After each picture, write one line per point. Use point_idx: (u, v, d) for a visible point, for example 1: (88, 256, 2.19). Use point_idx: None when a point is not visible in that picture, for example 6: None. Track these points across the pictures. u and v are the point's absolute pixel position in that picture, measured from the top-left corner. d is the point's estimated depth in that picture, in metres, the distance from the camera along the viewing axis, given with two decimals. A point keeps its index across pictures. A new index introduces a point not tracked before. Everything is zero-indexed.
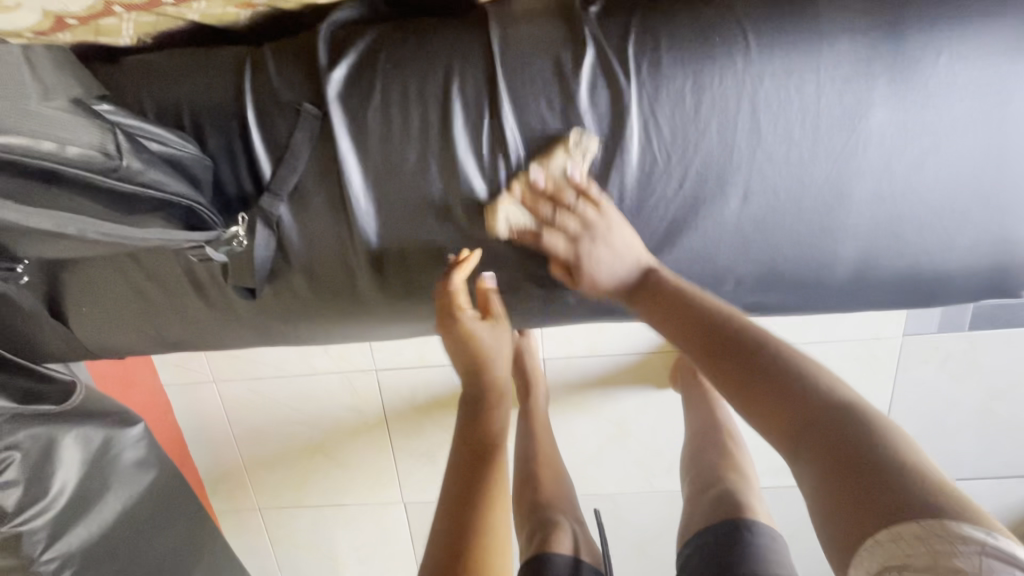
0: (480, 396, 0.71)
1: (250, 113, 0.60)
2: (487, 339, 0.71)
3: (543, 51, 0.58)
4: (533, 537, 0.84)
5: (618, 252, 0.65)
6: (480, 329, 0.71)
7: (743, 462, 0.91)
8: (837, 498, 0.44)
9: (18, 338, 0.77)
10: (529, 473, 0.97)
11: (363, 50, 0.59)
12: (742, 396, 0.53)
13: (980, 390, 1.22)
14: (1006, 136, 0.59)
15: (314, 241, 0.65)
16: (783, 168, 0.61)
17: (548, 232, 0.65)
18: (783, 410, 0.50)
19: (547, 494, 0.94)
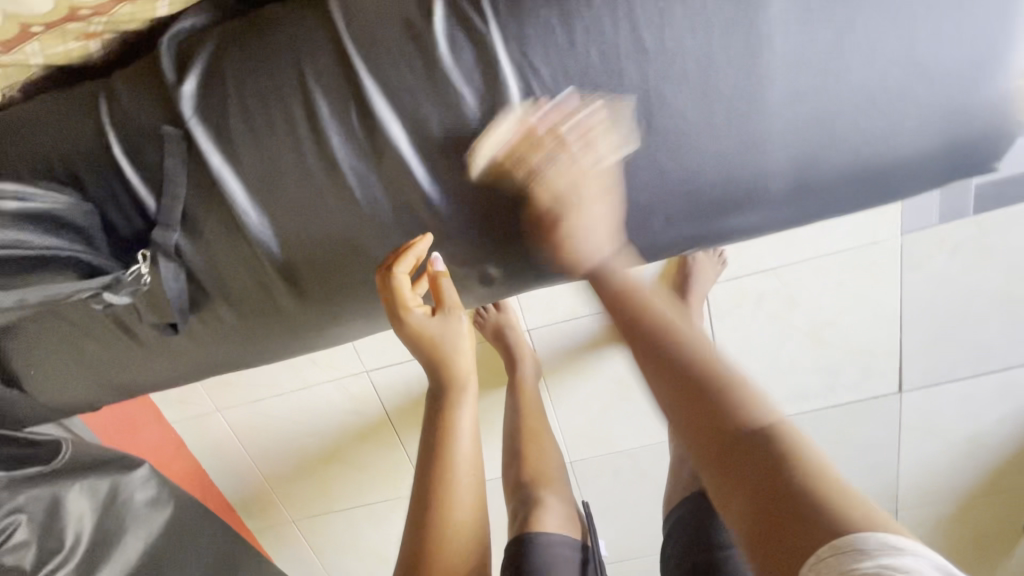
0: (440, 394, 0.69)
1: (117, 148, 0.58)
2: (443, 332, 0.67)
3: (392, 16, 0.54)
4: (515, 517, 0.85)
5: (527, 215, 0.62)
6: (430, 324, 0.66)
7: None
8: (753, 511, 0.45)
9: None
10: (515, 451, 0.95)
11: (209, 56, 0.56)
12: (681, 407, 0.54)
13: (999, 274, 1.13)
14: None
15: (221, 266, 0.64)
16: (683, 84, 0.55)
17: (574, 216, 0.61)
18: (710, 433, 0.51)
19: (531, 471, 0.93)
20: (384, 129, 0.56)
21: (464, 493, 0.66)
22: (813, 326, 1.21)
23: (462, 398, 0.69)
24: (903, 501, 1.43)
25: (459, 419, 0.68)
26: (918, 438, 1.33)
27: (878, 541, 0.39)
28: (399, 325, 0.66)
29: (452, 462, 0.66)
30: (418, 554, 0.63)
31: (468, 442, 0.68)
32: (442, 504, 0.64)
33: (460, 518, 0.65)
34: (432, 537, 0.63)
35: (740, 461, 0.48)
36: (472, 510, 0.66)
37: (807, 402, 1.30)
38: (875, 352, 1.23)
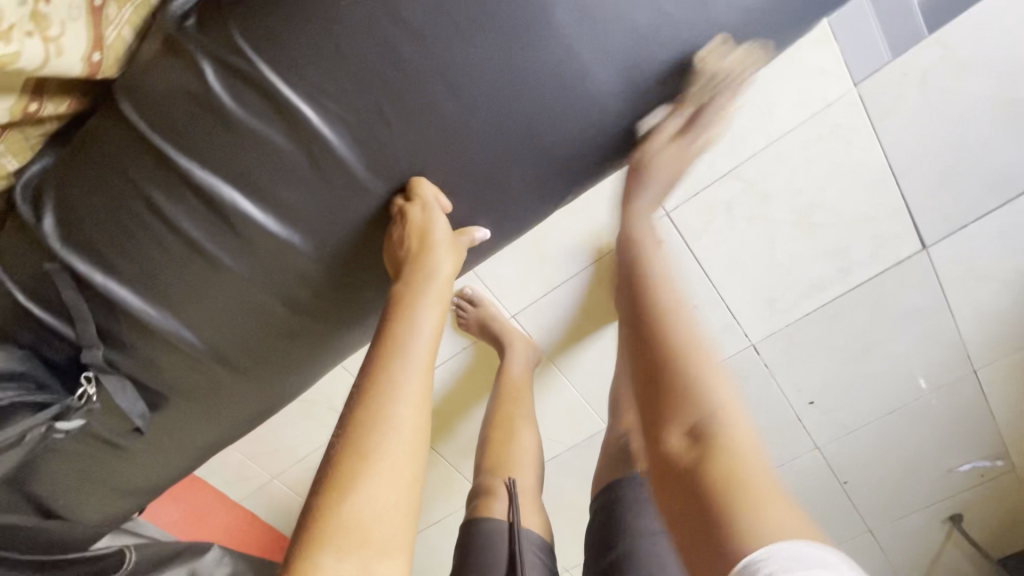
0: (410, 299, 0.58)
1: (23, 296, 0.64)
2: (451, 253, 0.62)
3: (174, 91, 0.55)
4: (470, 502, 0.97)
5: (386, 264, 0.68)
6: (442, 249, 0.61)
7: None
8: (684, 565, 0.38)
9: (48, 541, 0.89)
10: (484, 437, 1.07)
11: (55, 190, 0.60)
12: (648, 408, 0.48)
13: (990, 85, 0.98)
14: None
15: (155, 365, 0.69)
16: (471, 46, 0.53)
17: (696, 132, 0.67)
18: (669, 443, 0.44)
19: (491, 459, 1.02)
20: (219, 197, 0.58)
21: (409, 399, 0.50)
22: (799, 215, 1.11)
23: (429, 301, 0.58)
24: (977, 359, 1.29)
25: (419, 319, 0.56)
26: (967, 289, 1.19)
27: (799, 547, 0.32)
28: (401, 227, 0.61)
29: (399, 362, 0.52)
30: (334, 470, 0.46)
31: (428, 353, 0.54)
32: (374, 406, 0.49)
33: (399, 426, 0.49)
34: (355, 442, 0.47)
35: (682, 481, 0.41)
36: (421, 423, 0.50)
37: (826, 292, 1.20)
38: (879, 216, 1.11)
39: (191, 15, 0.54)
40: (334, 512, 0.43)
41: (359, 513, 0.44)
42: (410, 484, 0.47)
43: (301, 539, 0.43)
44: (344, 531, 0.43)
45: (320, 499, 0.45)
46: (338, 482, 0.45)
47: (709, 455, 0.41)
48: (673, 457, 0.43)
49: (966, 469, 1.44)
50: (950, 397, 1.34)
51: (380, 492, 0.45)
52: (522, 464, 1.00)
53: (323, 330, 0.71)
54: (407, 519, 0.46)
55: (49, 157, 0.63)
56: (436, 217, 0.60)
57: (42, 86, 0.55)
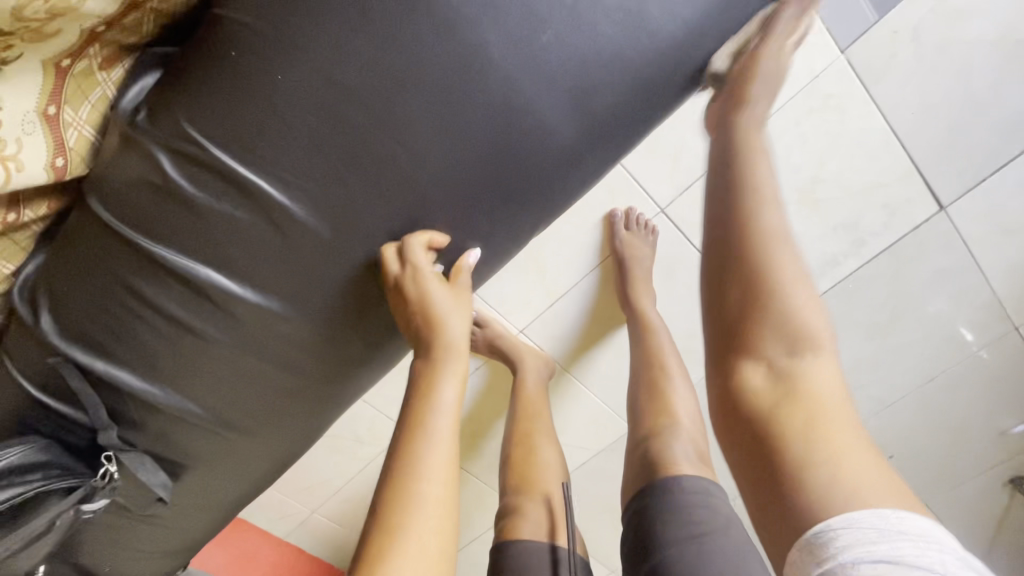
0: (426, 362, 0.57)
1: (35, 390, 0.67)
2: (460, 312, 0.60)
3: (135, 182, 0.56)
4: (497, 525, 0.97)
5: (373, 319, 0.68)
6: (444, 301, 0.59)
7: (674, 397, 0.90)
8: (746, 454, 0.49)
9: None
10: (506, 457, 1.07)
11: (47, 289, 0.63)
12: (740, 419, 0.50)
13: (988, 29, 0.91)
14: None
15: (169, 439, 0.72)
16: (411, 98, 0.53)
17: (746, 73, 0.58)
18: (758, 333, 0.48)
19: (515, 478, 1.02)
20: (196, 277, 0.59)
21: (435, 482, 0.49)
22: (801, 192, 1.06)
23: (449, 370, 0.56)
24: (1017, 315, 1.21)
25: (441, 393, 0.54)
26: (996, 244, 1.12)
27: (876, 516, 0.41)
28: (402, 294, 0.61)
29: (422, 443, 0.51)
30: (364, 558, 0.46)
31: (449, 420, 0.53)
32: (399, 490, 0.49)
33: (424, 510, 0.48)
34: (384, 529, 0.47)
35: (763, 426, 0.47)
36: (448, 501, 0.50)
37: (842, 266, 1.15)
38: (888, 181, 1.05)
39: (141, 109, 0.55)
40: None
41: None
42: (436, 564, 0.47)
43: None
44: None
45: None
46: (367, 570, 0.45)
47: (792, 398, 0.47)
48: (749, 396, 0.49)
49: (1021, 430, 1.35)
50: (992, 358, 1.27)
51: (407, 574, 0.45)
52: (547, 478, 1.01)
53: (322, 385, 0.72)
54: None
55: (42, 254, 0.65)
56: (429, 282, 0.58)
57: (18, 195, 0.57)
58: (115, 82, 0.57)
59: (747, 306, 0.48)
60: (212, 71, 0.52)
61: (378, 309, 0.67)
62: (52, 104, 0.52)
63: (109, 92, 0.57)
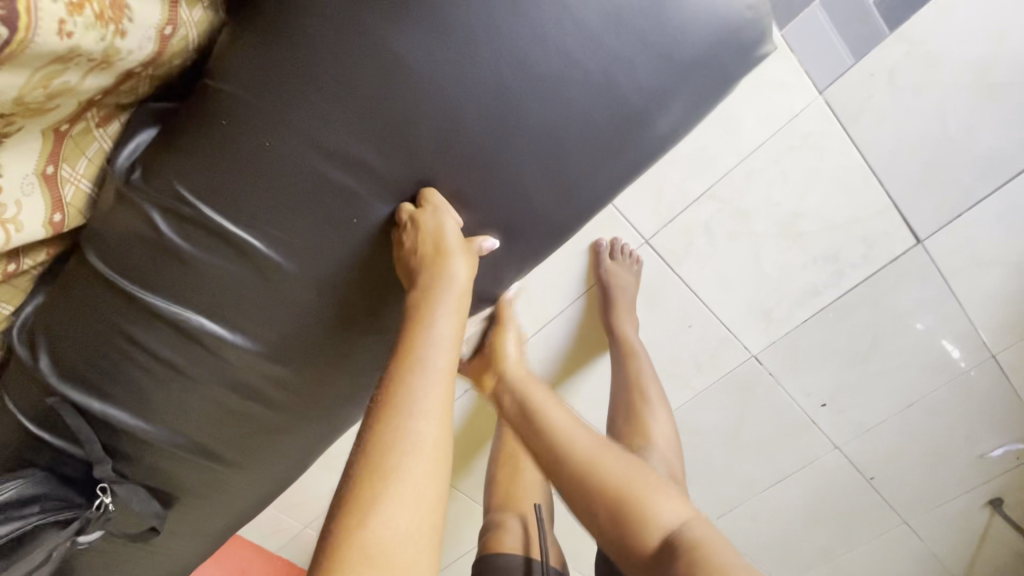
0: (426, 307, 0.56)
1: (32, 425, 0.70)
2: (465, 258, 0.59)
3: (128, 236, 0.59)
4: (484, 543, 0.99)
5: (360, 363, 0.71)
6: (456, 254, 0.58)
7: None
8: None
9: None
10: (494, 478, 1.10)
11: (44, 331, 0.66)
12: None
13: (961, 75, 0.95)
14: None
15: (160, 470, 0.74)
16: (394, 162, 0.56)
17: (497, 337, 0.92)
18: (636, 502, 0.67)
19: (502, 499, 1.04)
20: (186, 324, 0.62)
21: (430, 417, 0.49)
22: (781, 225, 1.09)
23: (447, 314, 0.56)
24: (994, 343, 1.24)
25: (437, 328, 0.54)
26: (972, 276, 1.15)
27: None
28: (412, 231, 0.58)
29: (419, 377, 0.50)
30: (353, 491, 0.45)
31: (448, 361, 0.53)
32: (393, 424, 0.47)
33: (419, 446, 0.47)
34: (376, 462, 0.46)
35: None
36: (441, 442, 0.49)
37: (823, 296, 1.17)
38: (867, 216, 1.08)
39: (136, 166, 0.58)
40: (355, 535, 0.42)
41: (382, 536, 0.43)
42: (429, 506, 0.46)
43: (322, 565, 0.42)
44: (362, 556, 0.41)
45: (344, 519, 0.43)
46: (358, 504, 0.44)
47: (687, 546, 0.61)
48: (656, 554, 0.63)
49: (999, 454, 1.38)
50: (969, 385, 1.30)
51: (400, 517, 0.44)
52: (531, 497, 1.04)
53: (308, 419, 0.75)
54: (425, 540, 0.45)
55: (39, 296, 0.68)
56: (448, 222, 0.57)
57: (18, 248, 0.60)
58: (110, 136, 0.60)
59: (612, 509, 0.68)
60: (202, 135, 0.55)
61: (363, 350, 0.69)
62: (50, 164, 0.55)
63: (105, 146, 0.60)
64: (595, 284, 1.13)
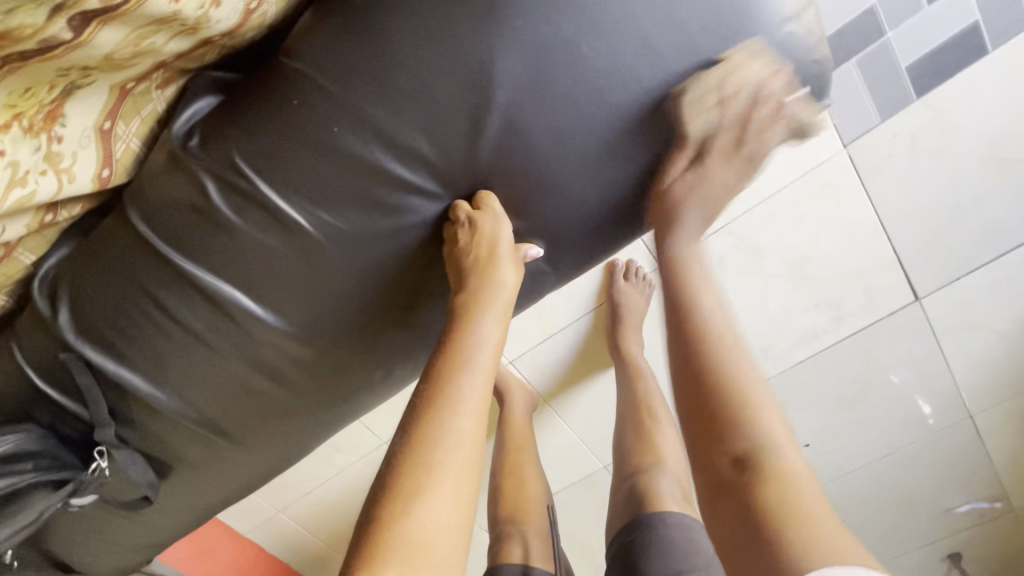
0: (469, 313, 0.57)
1: (38, 379, 0.68)
2: (513, 265, 0.60)
3: (176, 201, 0.58)
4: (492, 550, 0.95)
5: (385, 356, 0.71)
6: (502, 257, 0.59)
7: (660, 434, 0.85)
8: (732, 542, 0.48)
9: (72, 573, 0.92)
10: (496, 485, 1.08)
11: (67, 286, 0.64)
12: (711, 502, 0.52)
13: (977, 148, 1.00)
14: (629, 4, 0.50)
15: (162, 440, 0.73)
16: (456, 161, 0.56)
17: (622, 297, 1.12)
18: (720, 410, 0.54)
19: (509, 507, 1.01)
20: (219, 295, 0.61)
21: (470, 418, 0.50)
22: (791, 267, 1.13)
23: (491, 319, 0.57)
24: (972, 404, 1.29)
25: (481, 332, 0.55)
26: (961, 338, 1.20)
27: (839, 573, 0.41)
28: (464, 236, 0.59)
29: (461, 379, 0.51)
30: (396, 482, 0.46)
31: (489, 365, 0.54)
32: (436, 421, 0.49)
33: (460, 442, 0.48)
34: (419, 456, 0.47)
35: (740, 501, 0.49)
36: (480, 441, 0.50)
37: (821, 340, 1.21)
38: (872, 269, 1.13)
39: (194, 133, 0.57)
40: (399, 524, 0.43)
41: (423, 527, 0.44)
42: (467, 501, 0.47)
43: (364, 548, 0.43)
44: (405, 543, 0.43)
45: (385, 509, 0.44)
46: (402, 494, 0.45)
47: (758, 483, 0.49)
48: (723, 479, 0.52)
49: (964, 510, 1.44)
50: (944, 442, 1.35)
51: (439, 512, 0.45)
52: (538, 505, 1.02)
53: (321, 403, 0.74)
54: (462, 533, 0.46)
55: (62, 249, 0.66)
56: (503, 234, 0.59)
57: (58, 200, 0.58)
58: (166, 98, 0.59)
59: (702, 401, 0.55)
60: (270, 111, 0.55)
61: (390, 342, 0.69)
62: (108, 119, 0.54)
63: (160, 107, 0.59)
64: (606, 304, 1.15)
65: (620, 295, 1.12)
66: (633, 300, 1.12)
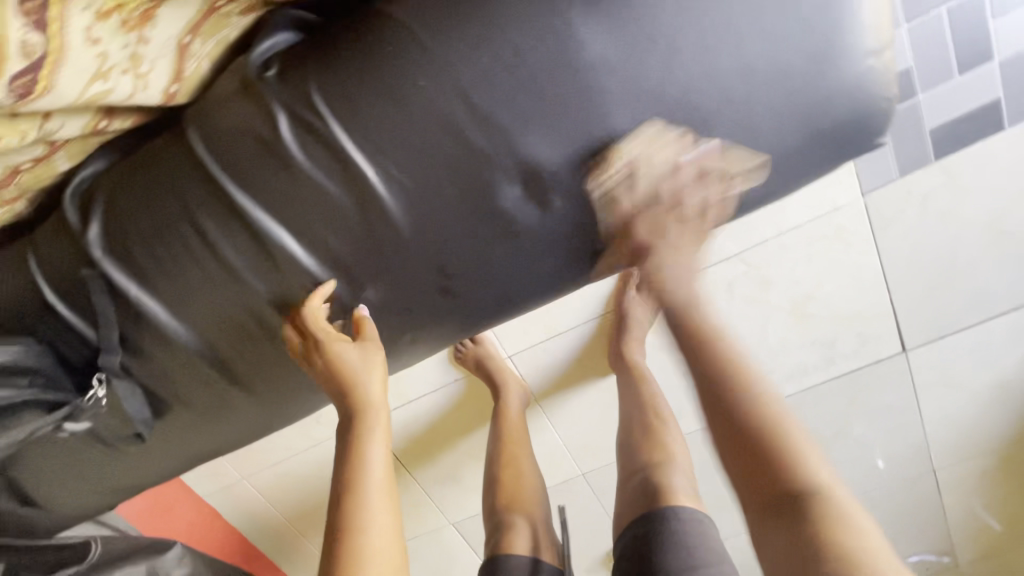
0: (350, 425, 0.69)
1: (49, 293, 0.65)
2: (372, 367, 0.70)
3: (243, 130, 0.57)
4: (490, 539, 0.98)
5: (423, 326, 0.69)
6: (350, 359, 0.68)
7: (669, 435, 0.88)
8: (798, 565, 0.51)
9: (32, 510, 0.87)
10: (492, 478, 1.09)
11: (104, 200, 0.62)
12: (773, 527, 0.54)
13: (980, 215, 1.06)
14: (729, 9, 0.52)
15: (168, 377, 0.70)
16: (534, 135, 0.56)
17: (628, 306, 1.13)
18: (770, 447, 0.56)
19: (506, 497, 1.05)
20: (267, 234, 0.60)
21: (378, 524, 0.63)
22: (794, 303, 1.17)
23: (375, 428, 0.68)
24: (937, 458, 1.36)
25: (370, 447, 0.67)
26: (937, 394, 1.26)
27: None
28: (308, 342, 0.67)
29: (361, 491, 0.64)
30: None
31: (381, 469, 0.66)
32: (353, 533, 0.61)
33: (375, 548, 0.62)
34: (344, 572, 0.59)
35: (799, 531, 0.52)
36: (388, 541, 0.63)
37: (810, 377, 1.26)
38: (868, 317, 1.18)
39: (272, 65, 0.56)
40: None
41: None
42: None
43: None
44: None
45: None
46: None
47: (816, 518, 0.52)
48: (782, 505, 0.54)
49: (912, 560, 1.51)
50: (905, 492, 1.41)
51: None
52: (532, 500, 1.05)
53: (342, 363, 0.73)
54: None
55: (100, 162, 0.65)
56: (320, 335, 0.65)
57: (114, 108, 0.56)
58: (242, 26, 0.58)
59: (755, 437, 0.57)
60: (357, 55, 0.55)
61: (424, 313, 0.68)
62: (188, 35, 0.53)
63: (231, 34, 0.58)
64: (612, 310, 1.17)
65: (626, 304, 1.14)
66: (640, 309, 1.14)
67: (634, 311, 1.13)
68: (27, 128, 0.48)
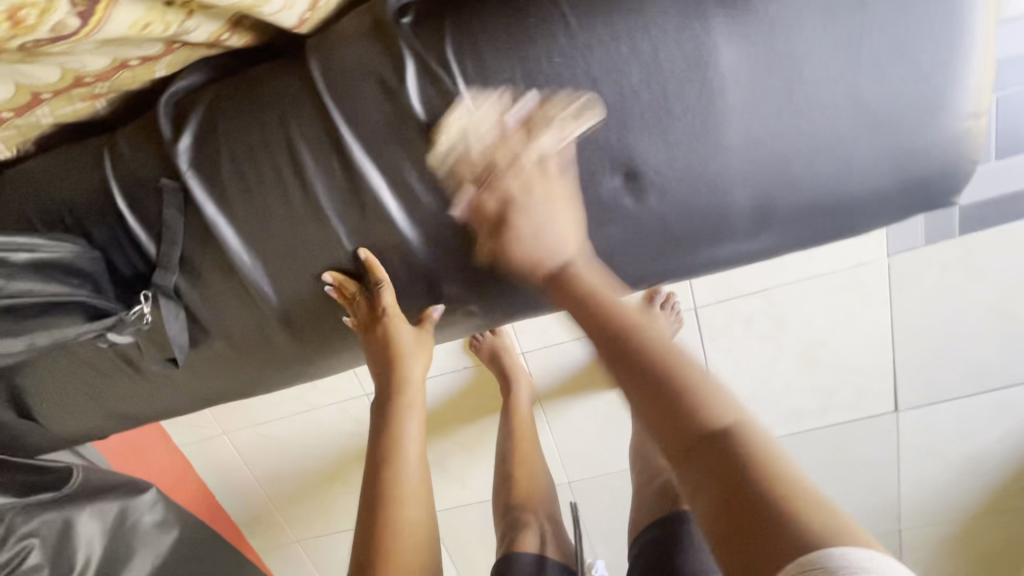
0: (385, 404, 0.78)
1: (119, 197, 0.63)
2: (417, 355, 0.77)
3: (365, 70, 0.57)
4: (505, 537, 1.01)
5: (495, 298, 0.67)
6: (402, 346, 0.75)
7: None
8: (714, 500, 0.46)
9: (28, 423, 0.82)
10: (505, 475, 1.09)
11: (201, 114, 0.61)
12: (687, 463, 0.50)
13: (990, 295, 1.13)
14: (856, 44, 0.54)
15: (219, 306, 0.67)
16: (649, 131, 0.58)
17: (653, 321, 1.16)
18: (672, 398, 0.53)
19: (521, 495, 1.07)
20: (364, 178, 0.59)
21: (412, 492, 0.75)
22: (805, 347, 1.22)
23: (410, 411, 0.78)
24: (904, 518, 1.42)
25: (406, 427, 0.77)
26: (918, 457, 1.33)
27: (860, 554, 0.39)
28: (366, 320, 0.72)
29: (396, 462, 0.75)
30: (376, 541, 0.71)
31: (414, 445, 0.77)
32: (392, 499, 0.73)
33: (410, 512, 0.74)
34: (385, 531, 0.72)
35: (717, 459, 0.48)
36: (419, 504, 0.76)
37: (804, 421, 1.31)
38: (870, 372, 1.24)
39: (407, 13, 0.58)
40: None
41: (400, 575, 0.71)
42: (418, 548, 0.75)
43: None
44: None
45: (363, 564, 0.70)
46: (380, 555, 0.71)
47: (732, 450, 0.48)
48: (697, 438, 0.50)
49: None
50: None
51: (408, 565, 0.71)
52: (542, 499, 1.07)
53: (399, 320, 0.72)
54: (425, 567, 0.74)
55: (200, 74, 0.63)
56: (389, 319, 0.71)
57: (241, 21, 0.55)
58: None
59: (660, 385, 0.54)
60: (495, 19, 0.56)
61: (494, 288, 0.68)
62: None
63: None
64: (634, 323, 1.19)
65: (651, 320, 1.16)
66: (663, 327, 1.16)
67: (657, 328, 1.16)
68: (172, 21, 0.49)
